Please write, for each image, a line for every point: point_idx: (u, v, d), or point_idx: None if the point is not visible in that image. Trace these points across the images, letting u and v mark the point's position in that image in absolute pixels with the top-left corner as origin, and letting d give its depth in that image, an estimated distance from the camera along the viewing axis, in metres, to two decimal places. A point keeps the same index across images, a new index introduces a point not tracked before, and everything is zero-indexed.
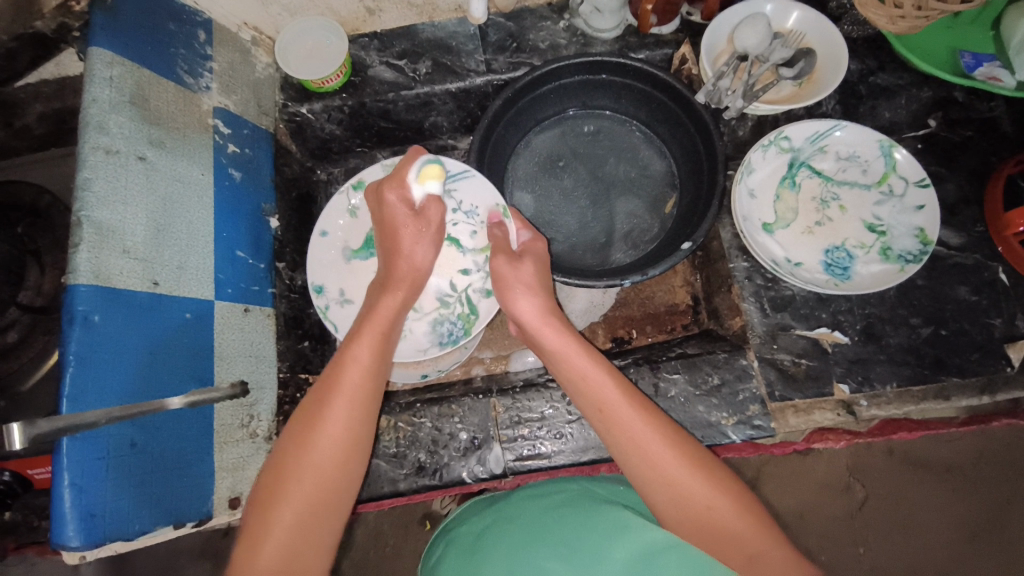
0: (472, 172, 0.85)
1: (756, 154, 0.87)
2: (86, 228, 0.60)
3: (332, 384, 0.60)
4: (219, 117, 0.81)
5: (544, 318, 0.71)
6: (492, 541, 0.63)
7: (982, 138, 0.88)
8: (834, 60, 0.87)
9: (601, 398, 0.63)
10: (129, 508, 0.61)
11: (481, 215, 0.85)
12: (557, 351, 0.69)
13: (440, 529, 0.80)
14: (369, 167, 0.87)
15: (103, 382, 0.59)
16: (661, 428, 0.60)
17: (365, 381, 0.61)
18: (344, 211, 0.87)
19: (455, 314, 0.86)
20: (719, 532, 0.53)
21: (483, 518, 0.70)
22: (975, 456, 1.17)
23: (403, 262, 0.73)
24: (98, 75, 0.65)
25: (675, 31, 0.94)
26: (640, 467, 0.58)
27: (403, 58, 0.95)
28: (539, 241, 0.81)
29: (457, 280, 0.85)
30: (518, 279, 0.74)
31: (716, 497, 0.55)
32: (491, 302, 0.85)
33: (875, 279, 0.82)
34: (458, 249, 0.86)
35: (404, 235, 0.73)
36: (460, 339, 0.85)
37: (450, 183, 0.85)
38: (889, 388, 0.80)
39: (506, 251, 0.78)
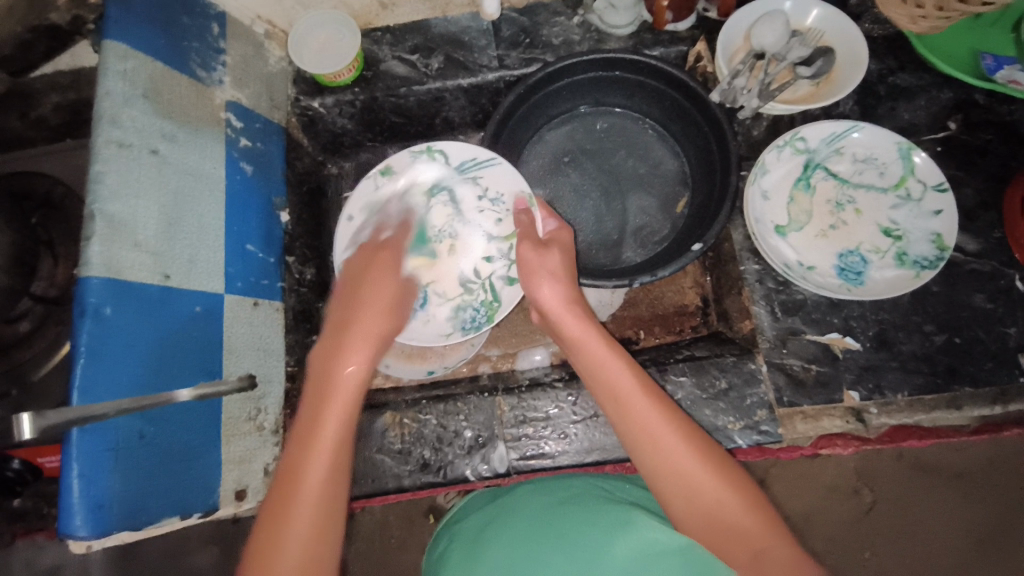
0: (498, 159, 0.85)
1: (771, 155, 0.86)
2: (97, 222, 0.60)
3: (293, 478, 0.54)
4: (231, 111, 0.82)
5: (567, 306, 0.70)
6: (498, 533, 0.63)
7: (1003, 142, 0.86)
8: (854, 58, 0.85)
9: (621, 389, 0.62)
10: (136, 497, 0.62)
11: (506, 201, 0.86)
12: (575, 337, 0.68)
13: (444, 521, 0.81)
14: (397, 154, 0.86)
15: (114, 374, 0.60)
16: (680, 427, 0.59)
17: (329, 469, 0.55)
18: (371, 194, 0.85)
19: (477, 300, 0.86)
20: (729, 529, 0.53)
21: (490, 509, 0.70)
22: (986, 461, 1.16)
23: (362, 329, 0.65)
24: (112, 69, 0.65)
25: (691, 28, 0.92)
26: (652, 456, 0.58)
27: (415, 53, 0.94)
28: (566, 231, 0.79)
29: (480, 266, 0.86)
30: (544, 265, 0.73)
31: (725, 493, 0.55)
32: (513, 290, 0.85)
33: (890, 284, 0.80)
34: (483, 236, 0.86)
35: (376, 299, 0.69)
36: (483, 326, 0.85)
37: (475, 171, 0.86)
38: (900, 397, 0.79)
39: (532, 238, 0.77)
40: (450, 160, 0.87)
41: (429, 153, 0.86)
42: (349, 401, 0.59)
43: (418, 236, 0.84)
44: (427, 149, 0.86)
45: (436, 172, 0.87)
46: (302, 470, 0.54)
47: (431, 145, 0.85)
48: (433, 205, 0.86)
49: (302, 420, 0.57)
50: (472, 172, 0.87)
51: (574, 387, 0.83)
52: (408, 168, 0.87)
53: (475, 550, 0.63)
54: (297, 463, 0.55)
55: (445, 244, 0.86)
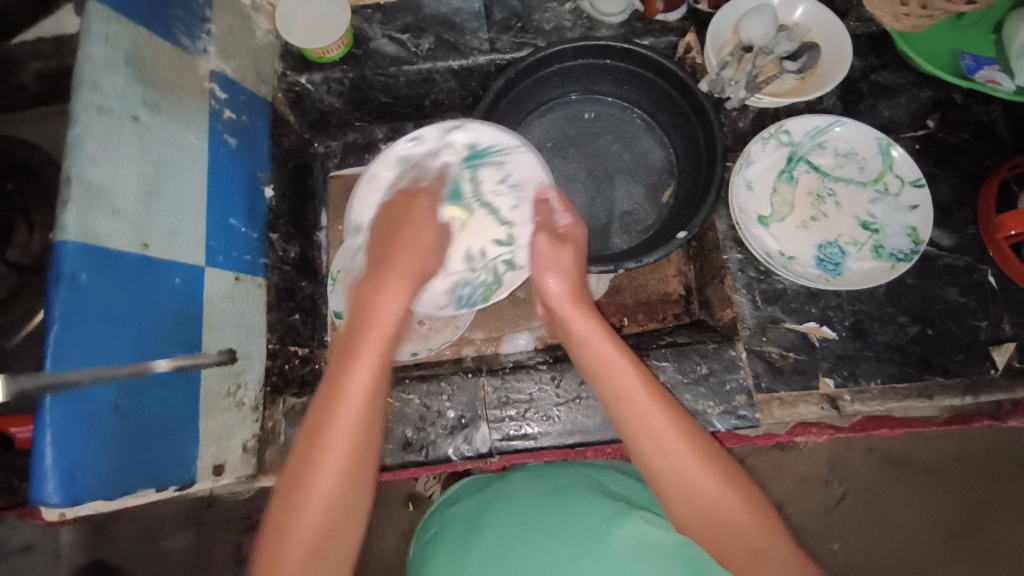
0: (527, 148, 0.82)
1: (756, 147, 0.87)
2: (74, 186, 0.59)
3: (332, 404, 0.54)
4: (215, 82, 0.80)
5: (569, 300, 0.68)
6: (489, 521, 0.67)
7: (980, 141, 0.88)
8: (838, 56, 0.87)
9: (624, 389, 0.61)
10: (110, 469, 0.60)
11: (526, 190, 0.83)
12: (581, 334, 0.67)
13: (435, 505, 0.83)
14: (427, 126, 0.82)
15: (89, 342, 0.58)
16: (681, 425, 0.59)
17: (366, 402, 0.55)
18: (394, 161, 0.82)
19: (478, 280, 0.85)
20: (732, 528, 0.55)
21: (476, 501, 0.73)
22: (954, 457, 1.19)
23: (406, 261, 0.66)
24: (95, 31, 0.63)
25: (682, 19, 0.93)
26: (654, 459, 0.58)
27: (406, 32, 0.93)
28: (580, 228, 0.76)
29: (487, 249, 0.84)
30: (555, 260, 0.71)
31: (726, 494, 0.56)
32: (514, 275, 0.84)
33: (866, 275, 0.82)
34: (495, 218, 0.84)
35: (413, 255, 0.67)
36: (477, 305, 0.86)
37: (503, 154, 0.82)
38: (873, 385, 0.81)
39: (549, 229, 0.75)
40: (479, 141, 0.82)
41: (459, 130, 0.82)
42: (359, 414, 0.54)
43: (455, 188, 0.82)
44: (457, 126, 0.82)
45: (461, 149, 0.82)
46: (330, 424, 0.53)
47: (461, 123, 0.81)
48: (453, 180, 0.83)
49: (307, 432, 0.54)
50: (499, 154, 0.82)
51: (557, 369, 0.83)
52: (433, 139, 0.82)
53: (473, 538, 0.66)
54: (301, 482, 0.52)
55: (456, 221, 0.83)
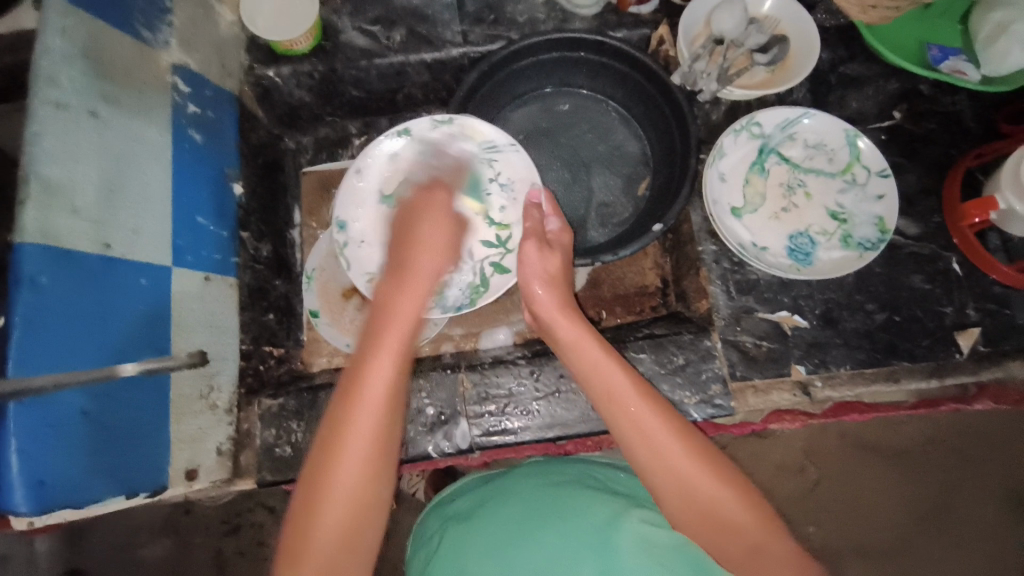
0: (518, 148, 0.84)
1: (728, 139, 0.88)
2: (32, 185, 0.57)
3: (352, 396, 0.57)
4: (178, 75, 0.78)
5: (559, 308, 0.72)
6: (489, 517, 0.69)
7: (944, 131, 0.91)
8: (807, 47, 0.87)
9: (614, 388, 0.64)
10: (79, 476, 0.59)
11: (515, 190, 0.85)
12: (571, 341, 0.69)
13: (432, 502, 0.85)
14: (416, 119, 0.84)
15: (54, 347, 0.57)
16: (669, 419, 0.62)
17: (387, 394, 0.57)
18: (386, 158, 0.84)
19: (464, 280, 0.83)
20: (726, 523, 0.58)
21: (477, 495, 0.75)
22: (925, 441, 1.23)
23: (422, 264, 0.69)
24: (51, 24, 0.61)
25: (654, 12, 0.93)
26: (645, 456, 0.61)
27: (377, 24, 0.92)
28: (569, 232, 0.79)
29: (476, 249, 0.84)
30: (542, 267, 0.75)
31: (720, 490, 0.58)
32: (503, 279, 0.83)
33: (835, 265, 0.84)
34: (484, 218, 0.84)
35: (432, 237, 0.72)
36: (464, 308, 0.83)
37: (495, 152, 0.85)
38: (843, 370, 0.83)
39: (539, 235, 0.77)
40: (471, 137, 0.84)
41: (449, 126, 0.84)
42: (383, 406, 0.57)
43: (473, 181, 0.84)
44: (448, 121, 0.84)
45: (453, 146, 0.85)
46: (351, 416, 0.56)
47: (452, 118, 0.83)
48: (443, 177, 0.85)
49: (338, 403, 0.58)
50: (489, 153, 0.85)
51: (536, 364, 0.83)
52: (425, 135, 0.84)
53: (471, 535, 0.68)
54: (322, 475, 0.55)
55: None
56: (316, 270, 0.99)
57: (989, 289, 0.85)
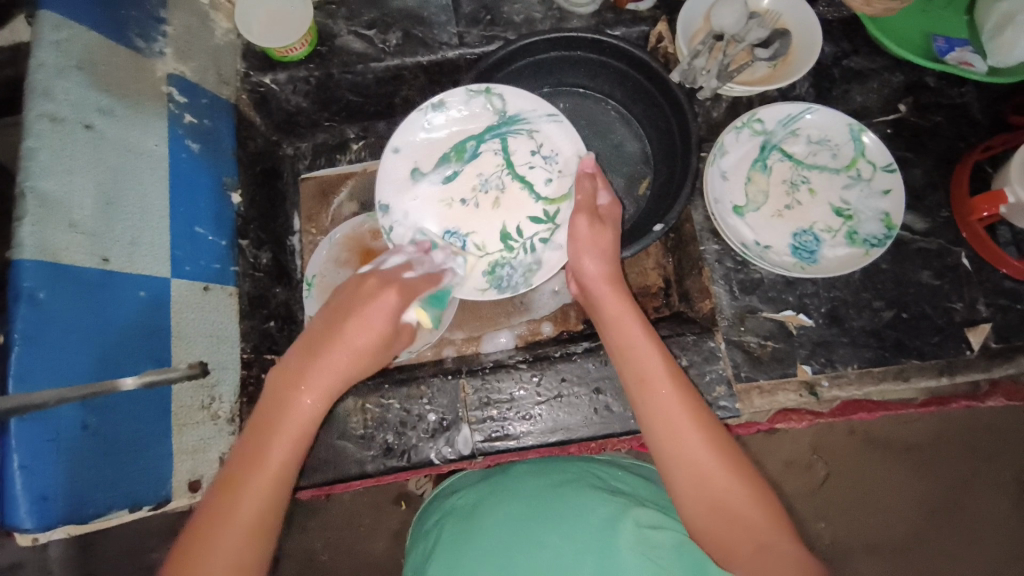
0: (560, 117, 0.84)
1: (730, 136, 0.87)
2: (29, 200, 0.57)
3: (222, 511, 0.54)
4: (174, 85, 0.78)
5: (606, 281, 0.72)
6: (490, 515, 0.69)
7: (951, 123, 0.89)
8: (808, 42, 0.86)
9: (647, 369, 0.64)
10: (82, 490, 0.59)
11: (561, 162, 0.84)
12: (613, 319, 0.69)
13: (432, 497, 0.86)
14: (451, 91, 0.83)
15: (53, 362, 0.57)
16: (695, 409, 0.62)
17: (259, 513, 0.55)
18: (421, 132, 0.84)
19: (517, 260, 0.83)
20: (738, 519, 0.57)
21: (478, 490, 0.75)
22: (934, 437, 1.22)
23: (333, 366, 0.62)
24: (46, 39, 0.62)
25: (652, 8, 0.92)
26: (668, 443, 0.61)
27: (372, 28, 0.91)
28: (618, 206, 0.78)
29: (526, 225, 0.83)
30: (596, 241, 0.74)
31: (736, 485, 0.58)
32: (555, 253, 0.82)
33: (840, 262, 0.83)
34: (531, 194, 0.84)
35: (358, 340, 0.64)
36: (519, 287, 0.82)
37: (535, 123, 0.84)
38: (850, 369, 0.82)
39: (589, 210, 0.75)
40: (508, 106, 0.84)
41: (486, 96, 0.83)
42: (242, 545, 0.54)
43: (439, 294, 0.76)
44: (484, 91, 0.83)
45: (492, 118, 0.84)
46: (217, 528, 0.54)
47: (490, 88, 0.82)
48: (484, 151, 0.85)
49: (209, 509, 0.55)
50: (529, 123, 0.84)
51: (538, 368, 0.82)
52: (459, 109, 0.84)
53: (472, 531, 0.68)
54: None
55: (490, 195, 0.84)
56: (316, 276, 0.99)
57: (1000, 284, 0.83)
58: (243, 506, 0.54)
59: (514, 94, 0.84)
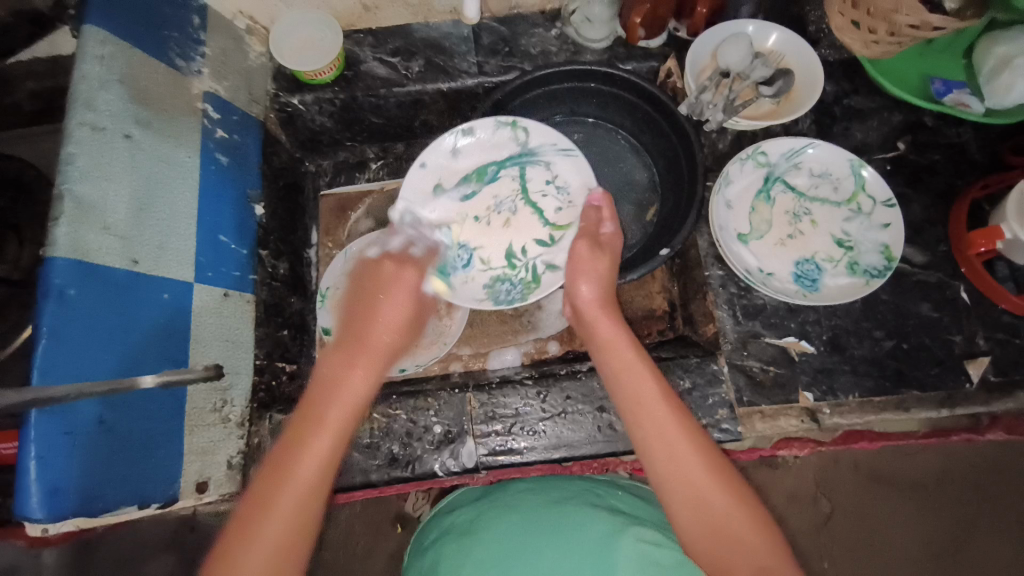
0: (576, 151, 0.86)
1: (734, 167, 0.90)
2: (66, 202, 0.60)
3: (280, 482, 0.56)
4: (209, 102, 0.82)
5: (600, 307, 0.74)
6: (490, 530, 0.69)
7: (949, 162, 0.93)
8: (810, 81, 0.91)
9: (643, 392, 0.66)
10: (96, 484, 0.60)
11: (572, 194, 0.86)
12: (608, 341, 0.71)
13: (429, 516, 0.85)
14: (482, 119, 0.86)
15: (76, 357, 0.59)
16: (691, 430, 0.63)
17: (313, 490, 0.57)
18: (447, 151, 0.86)
19: (517, 278, 0.85)
20: (736, 539, 0.58)
21: (476, 507, 0.75)
22: (939, 475, 1.21)
23: (374, 343, 0.68)
24: (89, 53, 0.66)
25: (663, 45, 0.97)
26: (664, 461, 0.62)
27: (396, 55, 0.96)
28: (620, 239, 0.81)
29: (531, 248, 0.86)
30: (592, 266, 0.77)
31: (734, 506, 0.59)
32: (555, 275, 0.84)
33: (841, 291, 0.85)
34: (540, 219, 0.87)
35: (394, 315, 0.71)
36: (516, 302, 0.84)
37: (551, 156, 0.87)
38: (851, 398, 0.83)
39: (590, 236, 0.79)
40: (531, 139, 0.87)
41: (512, 127, 0.86)
42: (295, 519, 0.55)
43: (441, 265, 0.83)
44: (511, 123, 0.86)
45: (513, 147, 0.87)
46: (272, 502, 0.55)
47: (517, 120, 0.85)
48: (503, 176, 0.88)
49: (264, 482, 0.56)
50: (546, 157, 0.87)
51: (543, 385, 0.83)
52: (487, 135, 0.87)
53: (472, 546, 0.68)
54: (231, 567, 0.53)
55: (502, 217, 0.87)
56: (331, 289, 1.01)
57: (998, 319, 0.85)
58: (299, 479, 0.56)
59: (539, 127, 0.87)
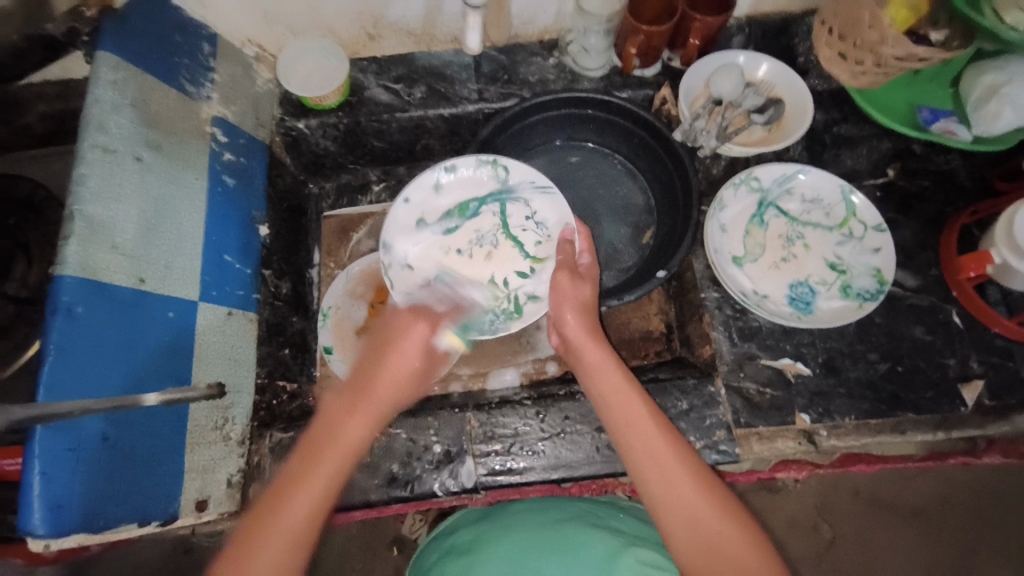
0: (553, 188, 0.89)
1: (728, 192, 0.92)
2: (77, 222, 0.62)
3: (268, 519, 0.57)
4: (218, 126, 0.85)
5: (586, 332, 0.75)
6: (489, 552, 0.69)
7: (938, 188, 0.95)
8: (800, 109, 0.94)
9: (631, 414, 0.67)
10: (97, 500, 0.61)
11: (550, 229, 0.89)
12: (595, 365, 0.72)
13: (428, 539, 0.85)
14: (463, 157, 0.89)
15: (81, 373, 0.60)
16: (680, 450, 0.64)
17: (299, 531, 0.57)
18: (431, 187, 0.89)
19: (500, 308, 0.87)
20: (728, 557, 0.58)
21: (477, 529, 0.75)
22: (940, 500, 1.21)
23: (379, 394, 0.66)
24: (103, 78, 0.68)
25: (657, 74, 1.00)
26: (655, 480, 0.62)
27: (399, 82, 0.99)
28: (597, 268, 0.81)
29: (512, 280, 0.89)
30: (576, 293, 0.77)
31: (727, 524, 0.60)
32: (536, 306, 0.86)
33: (835, 314, 0.86)
34: (521, 252, 0.90)
35: (398, 367, 0.69)
36: (499, 331, 0.85)
37: (529, 193, 0.90)
38: (848, 421, 0.84)
39: (570, 267, 0.79)
40: (510, 177, 0.89)
41: (492, 166, 0.89)
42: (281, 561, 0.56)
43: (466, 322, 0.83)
44: (492, 162, 0.89)
45: (493, 184, 0.90)
46: (259, 542, 0.56)
47: (496, 159, 0.88)
48: (484, 211, 0.91)
49: (255, 521, 0.58)
50: (524, 193, 0.90)
51: (542, 405, 0.84)
52: (468, 173, 0.90)
53: (471, 568, 0.68)
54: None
55: (484, 249, 0.90)
56: (332, 308, 1.04)
57: (991, 342, 0.86)
58: (286, 519, 0.57)
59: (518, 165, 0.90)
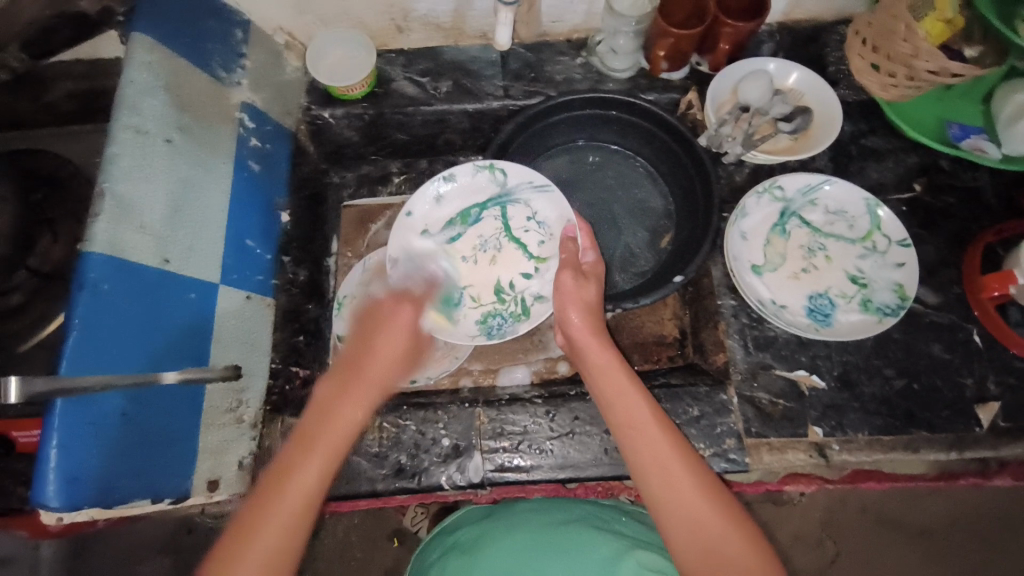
0: (552, 188, 0.90)
1: (750, 200, 0.91)
2: (107, 201, 0.63)
3: (273, 494, 0.57)
4: (246, 111, 0.85)
5: (591, 333, 0.75)
6: (492, 549, 0.69)
7: (964, 206, 0.93)
8: (828, 119, 0.93)
9: (636, 416, 0.67)
10: (113, 475, 0.62)
11: (551, 228, 0.90)
12: (601, 366, 0.72)
13: (431, 534, 0.85)
14: (460, 165, 0.91)
15: (103, 349, 0.61)
16: (683, 454, 0.64)
17: (302, 504, 0.58)
18: (431, 199, 0.90)
19: (507, 311, 0.88)
20: (727, 561, 0.57)
21: (480, 526, 0.76)
22: (948, 521, 1.19)
23: (373, 373, 0.69)
24: (138, 59, 0.69)
25: (684, 78, 0.99)
26: (656, 482, 0.62)
27: (425, 76, 1.00)
28: (602, 266, 0.82)
29: (517, 281, 0.90)
30: (578, 295, 0.77)
31: (728, 529, 0.59)
32: (543, 306, 0.87)
33: (853, 328, 0.85)
34: (524, 254, 0.90)
35: (388, 347, 0.73)
36: (507, 334, 0.86)
37: (528, 194, 0.91)
38: (860, 436, 0.83)
39: (574, 267, 0.79)
40: (509, 179, 0.91)
41: (490, 170, 0.90)
42: (286, 534, 0.56)
43: (445, 297, 0.87)
44: (489, 166, 0.90)
45: (492, 188, 0.91)
46: (263, 517, 0.56)
47: (494, 163, 0.89)
48: (486, 217, 0.91)
49: (258, 498, 0.58)
50: (522, 195, 0.91)
51: (552, 404, 0.84)
52: (466, 180, 0.91)
53: (473, 564, 0.68)
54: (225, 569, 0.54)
55: (488, 254, 0.91)
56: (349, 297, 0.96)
57: (1010, 364, 0.85)
58: (289, 492, 0.58)
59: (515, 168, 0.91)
